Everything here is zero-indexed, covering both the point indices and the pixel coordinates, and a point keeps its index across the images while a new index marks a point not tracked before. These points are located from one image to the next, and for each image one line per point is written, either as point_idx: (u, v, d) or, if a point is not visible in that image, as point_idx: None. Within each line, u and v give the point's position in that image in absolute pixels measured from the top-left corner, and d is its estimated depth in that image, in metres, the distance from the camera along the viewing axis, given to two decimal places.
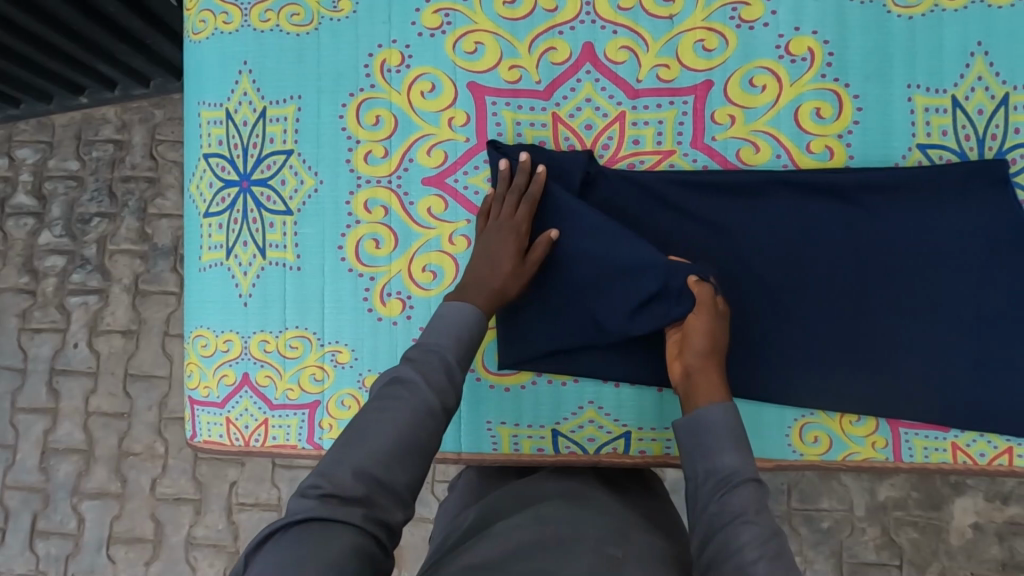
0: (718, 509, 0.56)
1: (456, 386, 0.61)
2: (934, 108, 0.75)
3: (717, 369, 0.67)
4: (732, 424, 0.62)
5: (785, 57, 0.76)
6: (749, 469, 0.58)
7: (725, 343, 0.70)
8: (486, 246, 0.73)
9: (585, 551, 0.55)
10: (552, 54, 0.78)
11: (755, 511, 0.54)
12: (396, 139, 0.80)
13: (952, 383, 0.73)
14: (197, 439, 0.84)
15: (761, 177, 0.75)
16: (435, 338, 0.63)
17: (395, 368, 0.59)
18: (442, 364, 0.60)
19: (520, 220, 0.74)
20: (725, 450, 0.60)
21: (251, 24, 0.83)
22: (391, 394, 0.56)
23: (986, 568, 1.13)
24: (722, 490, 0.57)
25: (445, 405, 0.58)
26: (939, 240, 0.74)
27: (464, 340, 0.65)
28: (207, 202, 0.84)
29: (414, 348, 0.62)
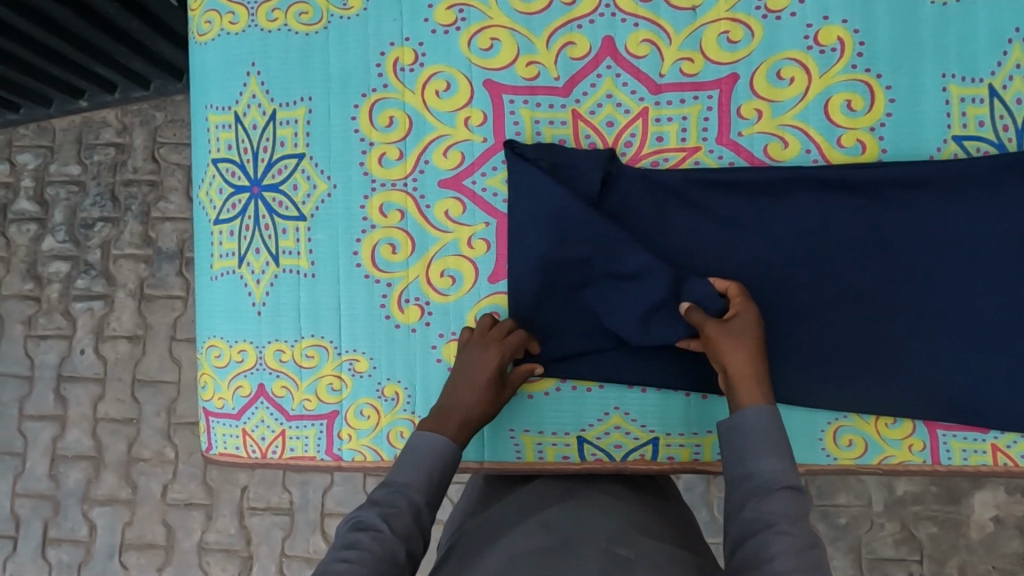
0: (754, 512, 0.56)
1: (424, 528, 0.62)
2: (970, 97, 0.72)
3: (751, 364, 0.65)
4: (775, 427, 0.61)
5: (814, 47, 0.73)
6: (786, 474, 0.57)
7: (755, 333, 0.67)
8: (467, 367, 0.72)
9: (593, 551, 0.56)
10: (571, 49, 0.76)
11: (790, 521, 0.54)
12: (410, 141, 0.78)
13: (985, 383, 0.70)
14: (213, 451, 0.83)
15: (791, 174, 0.73)
16: (400, 476, 0.65)
17: (359, 512, 0.60)
18: (409, 509, 0.62)
19: (507, 345, 0.72)
20: (764, 456, 0.59)
21: (257, 23, 0.80)
22: (354, 542, 0.57)
23: (1008, 562, 1.11)
24: (759, 495, 0.57)
25: (410, 551, 0.60)
26: (974, 236, 0.71)
27: (434, 477, 0.66)
28: (217, 208, 0.81)
29: (381, 488, 0.64)
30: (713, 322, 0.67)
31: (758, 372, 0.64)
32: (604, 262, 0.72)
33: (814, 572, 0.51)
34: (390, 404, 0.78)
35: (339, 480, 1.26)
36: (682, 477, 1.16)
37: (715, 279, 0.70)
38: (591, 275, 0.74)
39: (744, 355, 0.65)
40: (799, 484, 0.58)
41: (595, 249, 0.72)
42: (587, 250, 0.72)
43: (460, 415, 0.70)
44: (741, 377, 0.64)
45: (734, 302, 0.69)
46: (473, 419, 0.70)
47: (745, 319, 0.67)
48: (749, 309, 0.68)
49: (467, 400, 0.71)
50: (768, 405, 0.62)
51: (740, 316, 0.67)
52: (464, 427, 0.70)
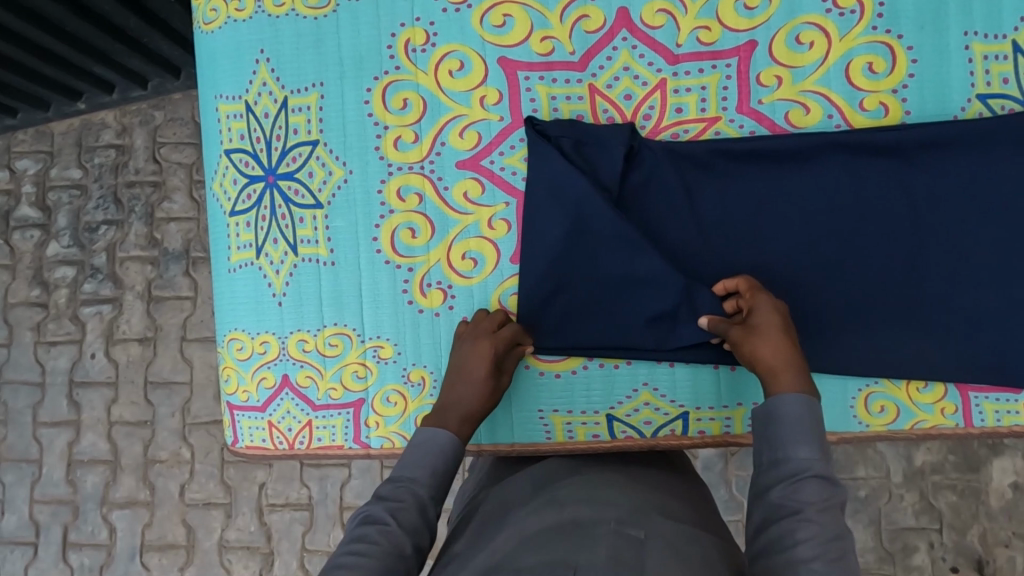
0: (782, 497, 0.54)
1: (430, 522, 0.61)
2: (993, 55, 0.71)
3: (781, 354, 0.63)
4: (810, 416, 0.58)
5: (833, 11, 0.72)
6: (820, 467, 0.55)
7: (781, 326, 0.65)
8: (461, 359, 0.71)
9: (607, 532, 0.56)
10: (585, 22, 0.75)
11: (817, 509, 0.53)
12: (425, 123, 0.77)
13: (1005, 343, 0.70)
14: (239, 445, 0.82)
15: (815, 141, 0.72)
16: (405, 470, 0.64)
17: (367, 506, 0.60)
18: (414, 503, 0.61)
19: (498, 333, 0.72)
20: (798, 442, 0.57)
21: (264, 9, 0.79)
22: (362, 536, 0.57)
23: None
24: (787, 481, 0.55)
25: (418, 545, 0.58)
26: (994, 198, 0.70)
27: (439, 472, 0.64)
28: (232, 200, 0.81)
29: (388, 484, 0.63)
30: (736, 329, 0.67)
31: (787, 362, 0.63)
32: (621, 238, 0.72)
33: (841, 560, 0.50)
34: (416, 389, 0.78)
35: (357, 473, 1.25)
36: (701, 456, 1.16)
37: (722, 283, 0.71)
38: (608, 252, 0.73)
39: (770, 349, 0.63)
40: (832, 476, 0.56)
41: (612, 225, 0.72)
42: (605, 227, 0.72)
43: (467, 410, 0.69)
44: (771, 373, 0.62)
45: (749, 294, 0.68)
46: (474, 415, 0.70)
47: (768, 312, 0.66)
48: (762, 299, 0.67)
49: (470, 388, 0.70)
50: (803, 395, 0.60)
51: (755, 310, 0.66)
52: (465, 423, 0.69)
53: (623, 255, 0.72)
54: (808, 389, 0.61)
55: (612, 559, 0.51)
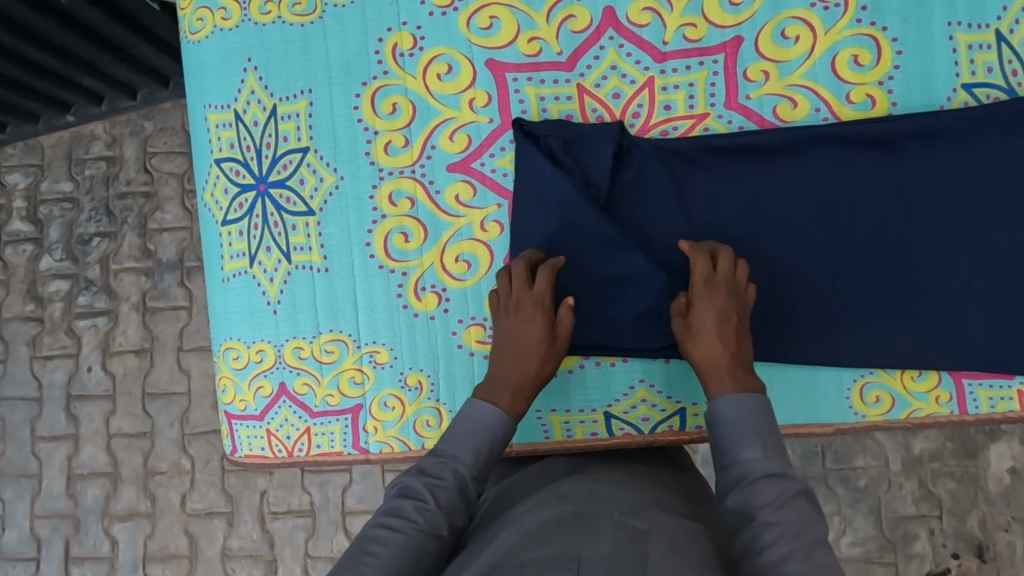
0: (737, 504, 0.56)
1: (470, 500, 0.63)
2: (977, 44, 0.71)
3: (711, 353, 0.65)
4: (752, 416, 0.60)
5: (818, 5, 0.72)
6: (768, 465, 0.57)
7: (716, 323, 0.66)
8: (513, 328, 0.70)
9: (609, 526, 0.56)
10: (572, 22, 0.75)
11: (773, 508, 0.54)
12: (415, 127, 0.77)
13: (994, 329, 0.71)
14: (238, 454, 0.82)
15: (803, 134, 0.72)
16: (449, 447, 0.65)
17: (406, 480, 0.61)
18: (455, 482, 0.62)
19: (541, 293, 0.70)
20: (744, 445, 0.59)
21: (251, 17, 0.79)
22: (399, 509, 0.59)
23: None
24: (740, 485, 0.57)
25: (453, 525, 0.60)
26: (982, 186, 0.71)
27: (483, 451, 0.65)
28: (223, 209, 0.80)
29: (431, 458, 0.64)
30: (678, 326, 0.69)
31: (717, 363, 0.64)
32: (612, 236, 0.72)
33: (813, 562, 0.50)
34: (414, 393, 0.78)
35: (358, 478, 1.25)
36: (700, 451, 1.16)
37: (682, 240, 0.70)
38: (602, 250, 0.73)
39: (700, 351, 0.66)
40: (785, 471, 0.57)
41: (604, 223, 0.72)
42: (596, 225, 0.72)
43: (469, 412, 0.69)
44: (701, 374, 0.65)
45: (694, 283, 0.68)
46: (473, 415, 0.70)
47: (705, 310, 0.66)
48: (703, 293, 0.67)
49: (528, 358, 0.69)
50: (726, 398, 0.62)
51: (693, 307, 0.67)
52: (517, 398, 0.69)
53: (616, 253, 0.73)
54: (736, 390, 0.62)
55: (613, 554, 0.51)
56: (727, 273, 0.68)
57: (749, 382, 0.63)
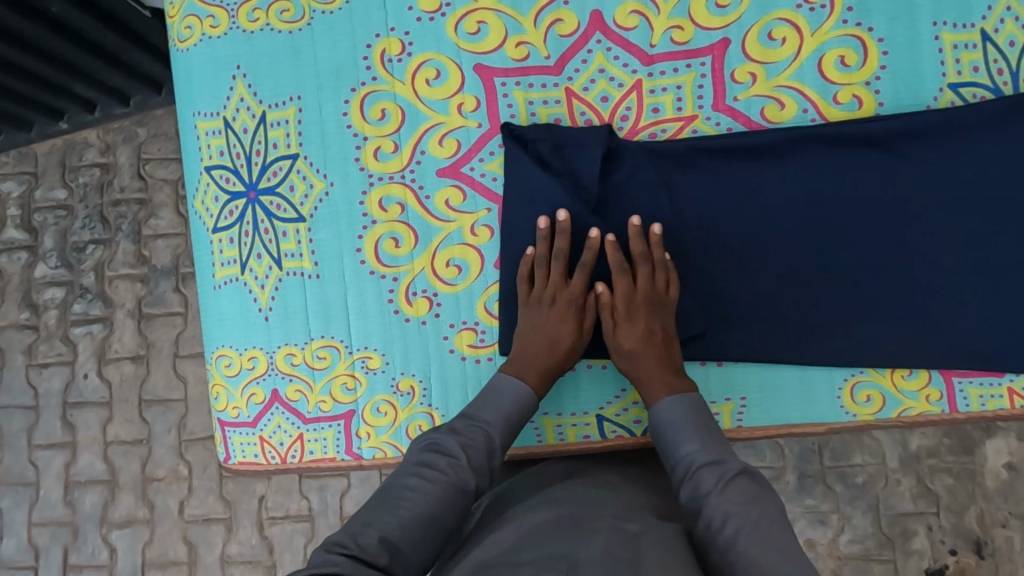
0: (689, 499, 0.59)
1: (495, 466, 0.66)
2: (962, 44, 0.71)
3: (641, 367, 0.70)
4: (683, 414, 0.65)
5: (804, 6, 0.72)
6: (704, 453, 0.61)
7: (640, 339, 0.70)
8: (542, 323, 0.72)
9: (602, 529, 0.56)
10: (559, 26, 0.75)
11: (719, 491, 0.58)
12: (404, 132, 0.77)
13: (984, 327, 0.71)
14: (232, 461, 0.82)
15: (791, 135, 0.72)
16: (483, 413, 0.69)
17: (440, 437, 0.65)
18: (485, 444, 0.66)
19: (576, 292, 0.73)
20: (681, 443, 0.63)
21: (239, 25, 0.79)
22: (431, 461, 0.63)
23: None
24: (687, 479, 0.61)
25: (479, 484, 0.64)
26: (971, 184, 0.71)
27: (511, 420, 0.69)
28: (214, 217, 0.80)
29: (461, 420, 0.68)
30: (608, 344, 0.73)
31: (648, 376, 0.69)
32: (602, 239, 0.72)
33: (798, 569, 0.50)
34: (406, 398, 0.78)
35: (356, 482, 1.25)
36: None
37: (608, 235, 0.72)
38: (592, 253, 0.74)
39: (632, 368, 0.70)
40: (721, 456, 0.61)
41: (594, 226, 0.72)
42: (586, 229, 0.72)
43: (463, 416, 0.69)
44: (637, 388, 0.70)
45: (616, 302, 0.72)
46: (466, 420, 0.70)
47: (629, 328, 0.71)
48: (625, 310, 0.71)
49: (556, 350, 0.72)
50: (659, 407, 0.67)
51: (618, 326, 0.71)
52: (542, 380, 0.72)
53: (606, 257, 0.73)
54: (668, 396, 0.67)
55: (605, 556, 0.51)
56: (646, 287, 0.72)
57: (680, 385, 0.68)
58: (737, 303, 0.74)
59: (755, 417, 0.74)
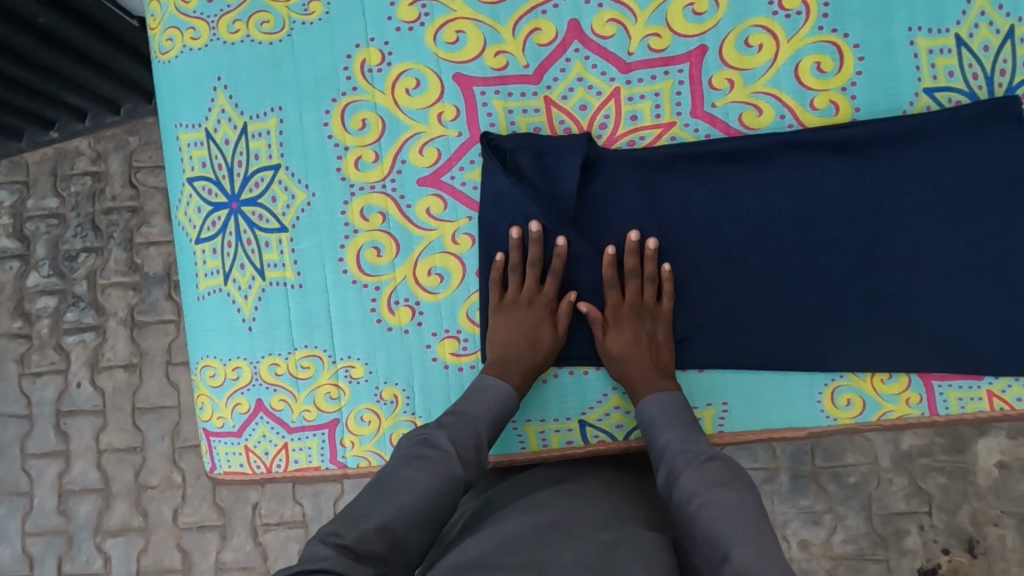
0: (662, 482, 0.63)
1: (482, 460, 0.67)
2: (937, 49, 0.71)
3: (629, 372, 0.72)
4: (661, 408, 0.69)
5: (779, 13, 0.73)
6: (677, 441, 0.65)
7: (629, 345, 0.72)
8: (519, 325, 0.73)
9: (577, 538, 0.56)
10: (537, 35, 0.75)
11: (687, 472, 0.61)
12: (385, 142, 0.77)
13: (963, 329, 0.72)
14: (217, 471, 0.82)
15: (768, 141, 0.73)
16: (471, 408, 0.70)
17: (432, 432, 0.66)
18: (473, 438, 0.67)
19: (550, 294, 0.74)
20: (657, 433, 0.67)
21: (219, 36, 0.79)
22: (423, 454, 0.63)
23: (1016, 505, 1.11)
24: (663, 465, 0.64)
25: (468, 478, 0.65)
26: (949, 188, 0.71)
27: (497, 418, 0.70)
28: (197, 228, 0.81)
29: (449, 416, 0.69)
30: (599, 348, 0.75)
31: (636, 380, 0.72)
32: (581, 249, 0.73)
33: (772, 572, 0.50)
34: (390, 407, 0.78)
35: (351, 488, 1.25)
36: None
37: (608, 248, 0.73)
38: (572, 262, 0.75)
39: (620, 372, 0.73)
40: (693, 443, 0.65)
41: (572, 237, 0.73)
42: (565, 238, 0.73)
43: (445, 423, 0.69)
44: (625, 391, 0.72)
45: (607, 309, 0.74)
46: None
47: (619, 335, 0.73)
48: (615, 318, 0.74)
49: (536, 353, 0.73)
50: (646, 410, 0.70)
51: (607, 333, 0.73)
52: (525, 382, 0.73)
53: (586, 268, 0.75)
54: (655, 399, 0.70)
55: (580, 563, 0.53)
56: (633, 299, 0.74)
57: (666, 390, 0.71)
58: (718, 309, 0.74)
59: (736, 422, 0.75)
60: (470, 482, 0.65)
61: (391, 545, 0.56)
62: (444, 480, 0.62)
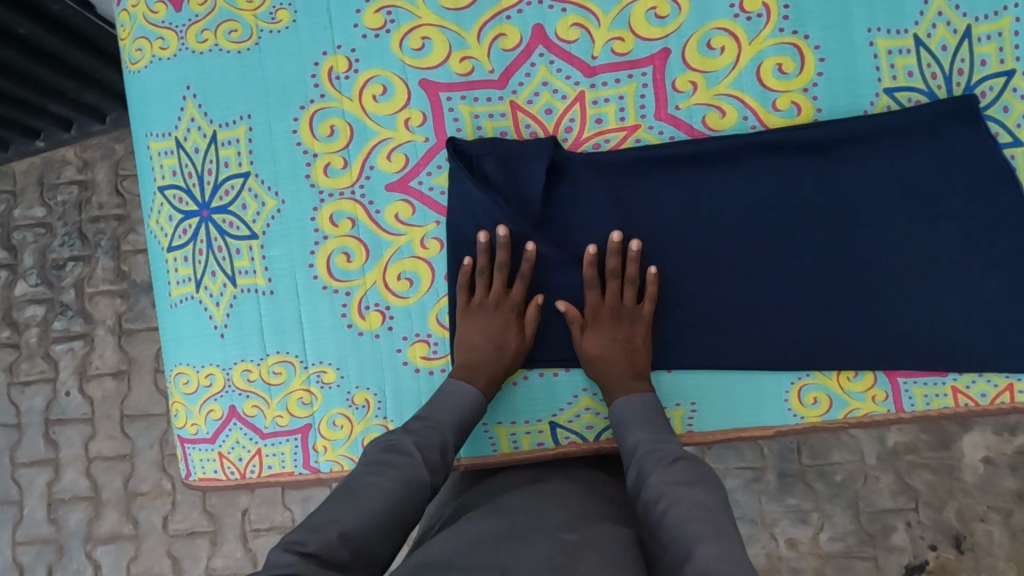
0: (630, 482, 0.63)
1: (448, 465, 0.67)
2: (897, 49, 0.72)
3: (605, 370, 0.72)
4: (634, 408, 0.70)
5: (741, 15, 0.73)
6: (646, 441, 0.65)
7: (606, 344, 0.73)
8: (486, 328, 0.74)
9: (537, 540, 0.57)
10: (502, 40, 0.76)
11: (655, 471, 0.61)
12: (353, 148, 0.78)
13: (932, 326, 0.72)
14: (192, 478, 0.83)
15: (731, 143, 0.73)
16: (436, 414, 0.70)
17: (397, 439, 0.66)
18: (438, 443, 0.67)
19: (517, 297, 0.75)
20: (628, 434, 0.68)
21: (188, 46, 0.80)
22: (387, 460, 0.63)
23: (1002, 501, 1.09)
24: (632, 466, 0.65)
25: (434, 482, 0.65)
26: (914, 186, 0.72)
27: (464, 422, 0.71)
28: (168, 236, 0.81)
29: (417, 421, 0.69)
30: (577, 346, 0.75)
31: (611, 378, 0.72)
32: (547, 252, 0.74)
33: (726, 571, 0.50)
34: (362, 411, 0.78)
35: None
36: None
37: (591, 248, 0.73)
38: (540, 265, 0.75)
39: (596, 370, 0.73)
40: (663, 443, 0.65)
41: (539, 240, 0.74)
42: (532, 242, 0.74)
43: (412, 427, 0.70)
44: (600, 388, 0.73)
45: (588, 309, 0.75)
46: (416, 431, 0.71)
47: (596, 334, 0.73)
48: (594, 318, 0.74)
49: (503, 356, 0.74)
50: (619, 407, 0.70)
51: (586, 332, 0.74)
52: (492, 385, 0.74)
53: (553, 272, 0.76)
54: (628, 398, 0.70)
55: (537, 564, 0.53)
56: (613, 300, 0.74)
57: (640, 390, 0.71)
58: (685, 309, 0.75)
59: (704, 422, 0.75)
60: (436, 486, 0.65)
61: (356, 550, 0.56)
62: (411, 484, 0.62)
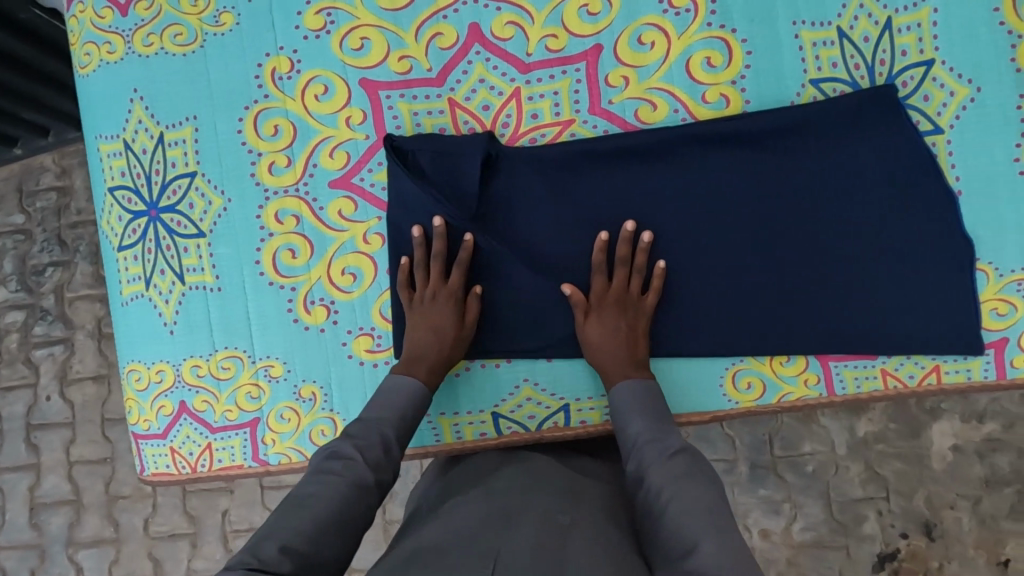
0: (632, 473, 0.62)
1: (394, 460, 0.68)
2: (821, 41, 0.74)
3: (608, 356, 0.72)
4: (635, 397, 0.69)
5: (669, 11, 0.75)
6: (649, 433, 0.64)
7: (611, 331, 0.72)
8: (426, 319, 0.75)
9: (469, 529, 0.57)
10: (439, 39, 0.78)
11: (658, 466, 0.60)
12: (297, 147, 0.80)
13: (868, 312, 0.73)
14: (146, 473, 0.84)
15: (662, 135, 0.75)
16: (375, 412, 0.71)
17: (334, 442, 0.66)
18: (381, 441, 0.67)
19: (454, 286, 0.76)
20: (629, 423, 0.66)
21: (135, 50, 0.82)
22: (328, 468, 0.63)
23: (971, 489, 1.09)
24: (633, 456, 0.64)
25: (380, 480, 0.65)
26: (848, 175, 0.73)
27: (407, 417, 0.72)
28: (118, 235, 0.83)
29: (357, 420, 0.70)
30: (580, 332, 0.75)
31: (614, 365, 0.72)
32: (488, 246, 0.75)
33: None
34: (309, 404, 0.80)
35: None
36: None
37: (603, 234, 0.74)
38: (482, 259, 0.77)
39: (599, 356, 0.72)
40: (663, 435, 0.64)
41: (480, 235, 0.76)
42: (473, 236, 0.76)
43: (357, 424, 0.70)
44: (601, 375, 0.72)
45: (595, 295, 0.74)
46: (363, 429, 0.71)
47: (601, 321, 0.73)
48: (599, 305, 0.74)
49: (447, 350, 0.75)
50: (624, 392, 0.69)
51: (590, 318, 0.73)
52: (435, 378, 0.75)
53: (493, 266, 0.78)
54: (633, 385, 0.70)
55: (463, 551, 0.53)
56: (619, 288, 0.74)
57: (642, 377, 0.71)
58: None
59: None
60: (382, 484, 0.65)
61: (295, 550, 0.55)
62: (354, 481, 0.62)
